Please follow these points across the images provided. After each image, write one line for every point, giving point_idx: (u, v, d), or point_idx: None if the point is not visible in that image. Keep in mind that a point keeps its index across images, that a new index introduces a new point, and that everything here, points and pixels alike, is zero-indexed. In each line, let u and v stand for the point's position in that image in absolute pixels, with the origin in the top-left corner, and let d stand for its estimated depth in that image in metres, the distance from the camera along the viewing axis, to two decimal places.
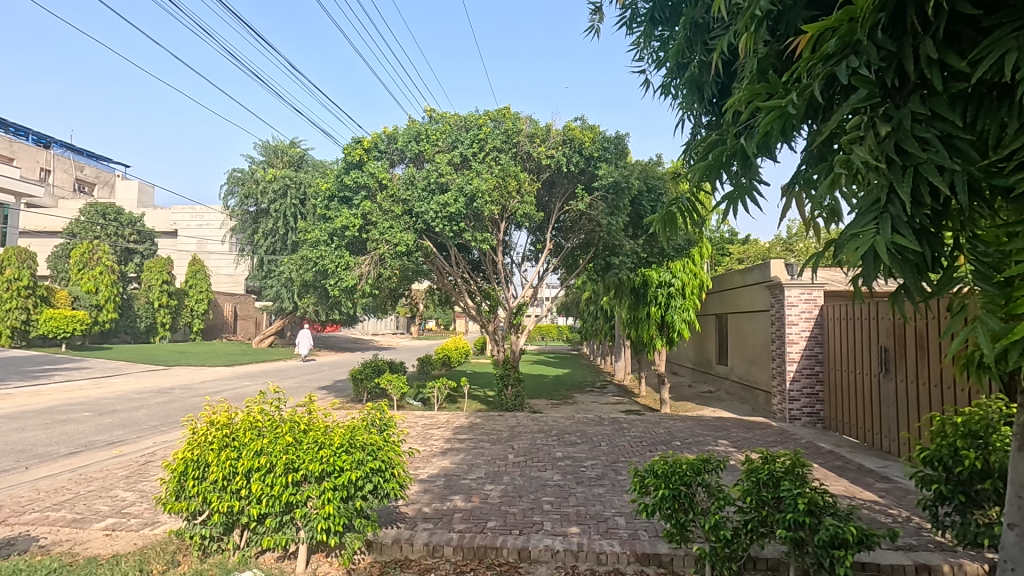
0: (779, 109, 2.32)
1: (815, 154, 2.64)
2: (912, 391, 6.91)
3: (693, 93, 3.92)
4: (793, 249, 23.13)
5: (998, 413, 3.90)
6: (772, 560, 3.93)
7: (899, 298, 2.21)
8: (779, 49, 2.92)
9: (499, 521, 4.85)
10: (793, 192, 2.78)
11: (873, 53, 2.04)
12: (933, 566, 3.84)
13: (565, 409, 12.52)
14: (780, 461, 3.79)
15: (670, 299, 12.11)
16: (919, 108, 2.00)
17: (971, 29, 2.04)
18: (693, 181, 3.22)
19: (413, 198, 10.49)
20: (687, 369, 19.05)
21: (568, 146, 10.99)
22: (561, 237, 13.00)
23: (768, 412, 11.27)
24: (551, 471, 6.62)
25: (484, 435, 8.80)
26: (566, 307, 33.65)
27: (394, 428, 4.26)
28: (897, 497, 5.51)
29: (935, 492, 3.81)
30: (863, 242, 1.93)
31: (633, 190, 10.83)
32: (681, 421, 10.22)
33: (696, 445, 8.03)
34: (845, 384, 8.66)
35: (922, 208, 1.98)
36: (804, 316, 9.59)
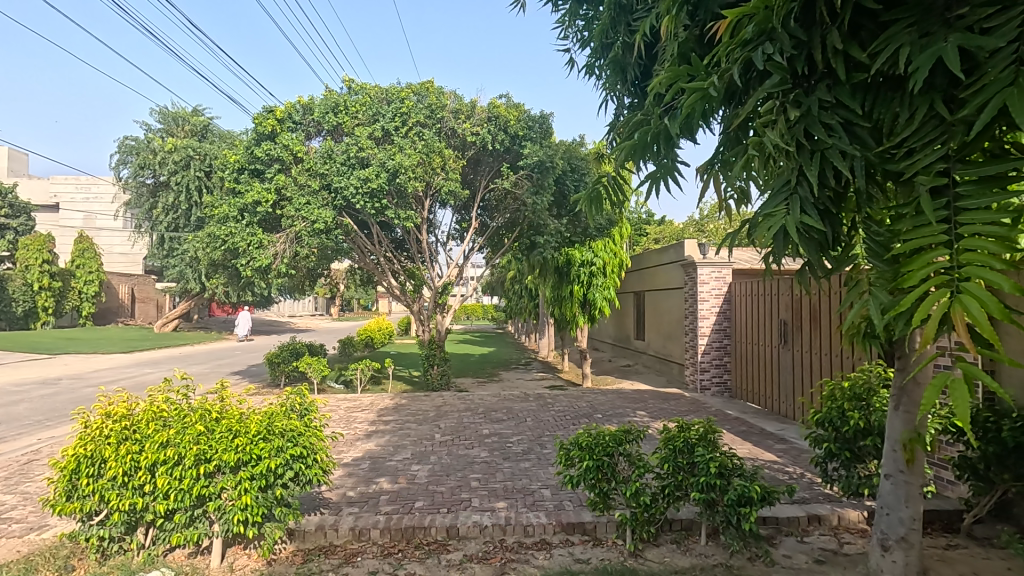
0: (702, 91, 2.41)
1: (731, 138, 2.76)
2: (807, 360, 7.59)
3: (617, 74, 4.00)
4: (705, 230, 24.57)
5: (878, 377, 4.36)
6: (686, 520, 4.15)
7: (803, 274, 2.37)
8: (698, 34, 2.99)
9: (427, 501, 4.83)
10: (710, 173, 2.90)
11: (786, 40, 2.14)
12: (822, 516, 4.26)
13: (491, 387, 12.65)
14: (694, 428, 4.04)
15: (592, 278, 12.39)
16: (825, 95, 2.13)
17: (872, 23, 2.16)
18: (617, 160, 3.27)
19: (332, 172, 10.06)
20: (608, 346, 19.78)
21: (493, 123, 10.93)
22: (486, 216, 12.90)
23: (681, 383, 12.00)
24: (479, 448, 6.68)
25: (410, 416, 8.71)
26: (491, 284, 33.89)
27: (316, 412, 4.09)
28: (793, 456, 6.06)
29: (825, 449, 4.21)
30: (775, 222, 2.07)
31: (558, 170, 11.01)
32: (602, 394, 10.64)
33: (616, 417, 8.41)
34: (750, 355, 9.36)
35: (826, 190, 2.13)
36: (714, 293, 10.26)
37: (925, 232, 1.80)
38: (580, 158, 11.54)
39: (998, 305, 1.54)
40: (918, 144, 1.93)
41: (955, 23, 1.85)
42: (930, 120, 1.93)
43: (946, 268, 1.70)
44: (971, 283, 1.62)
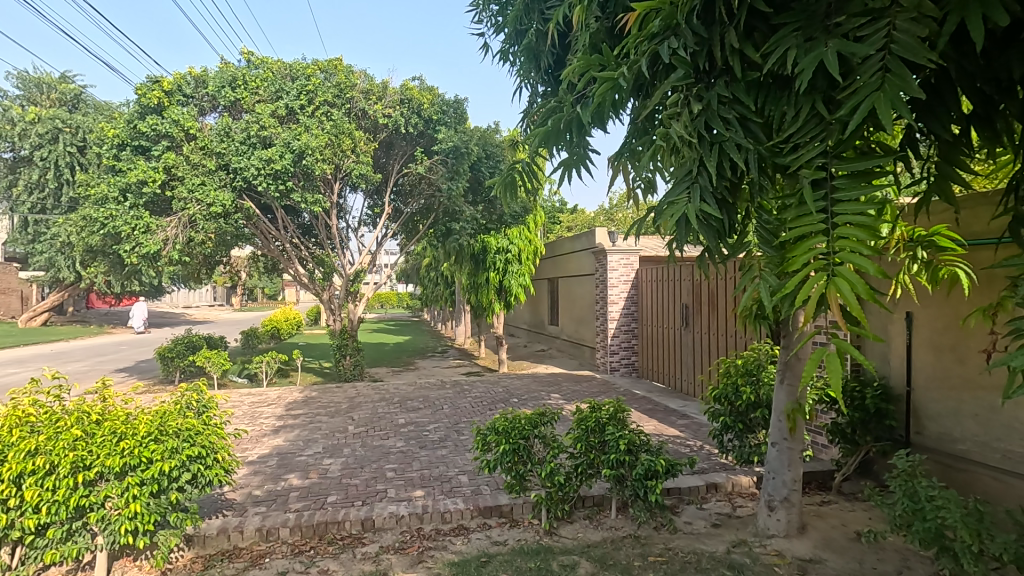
0: (612, 81, 2.48)
1: (639, 128, 2.86)
2: (706, 341, 8.15)
3: (530, 62, 4.03)
4: (614, 219, 25.63)
5: (766, 354, 4.78)
6: (598, 496, 4.32)
7: (702, 260, 2.53)
8: (609, 25, 3.07)
9: (340, 495, 4.68)
10: (619, 163, 3.00)
11: (689, 36, 2.24)
12: (718, 483, 4.62)
13: (406, 376, 12.46)
14: (605, 408, 4.23)
15: (508, 265, 12.43)
16: (723, 91, 2.25)
17: (763, 25, 2.28)
18: (532, 147, 3.29)
19: (230, 152, 9.36)
20: (523, 331, 20.16)
21: (406, 106, 10.66)
22: (400, 201, 12.57)
23: (592, 366, 12.48)
24: (394, 438, 6.57)
25: (321, 408, 8.37)
26: (406, 271, 33.29)
27: (215, 409, 3.85)
28: (694, 430, 6.51)
29: (721, 422, 4.56)
30: (677, 209, 2.19)
31: (472, 156, 10.98)
32: (517, 379, 10.82)
33: (531, 401, 8.59)
34: (655, 337, 9.89)
35: (723, 180, 2.27)
36: (622, 279, 10.76)
37: (806, 221, 1.96)
38: (495, 145, 11.54)
39: (866, 288, 1.71)
40: (802, 139, 2.09)
41: (833, 30, 2.00)
42: (812, 118, 2.10)
43: (823, 253, 1.86)
44: (844, 266, 1.78)
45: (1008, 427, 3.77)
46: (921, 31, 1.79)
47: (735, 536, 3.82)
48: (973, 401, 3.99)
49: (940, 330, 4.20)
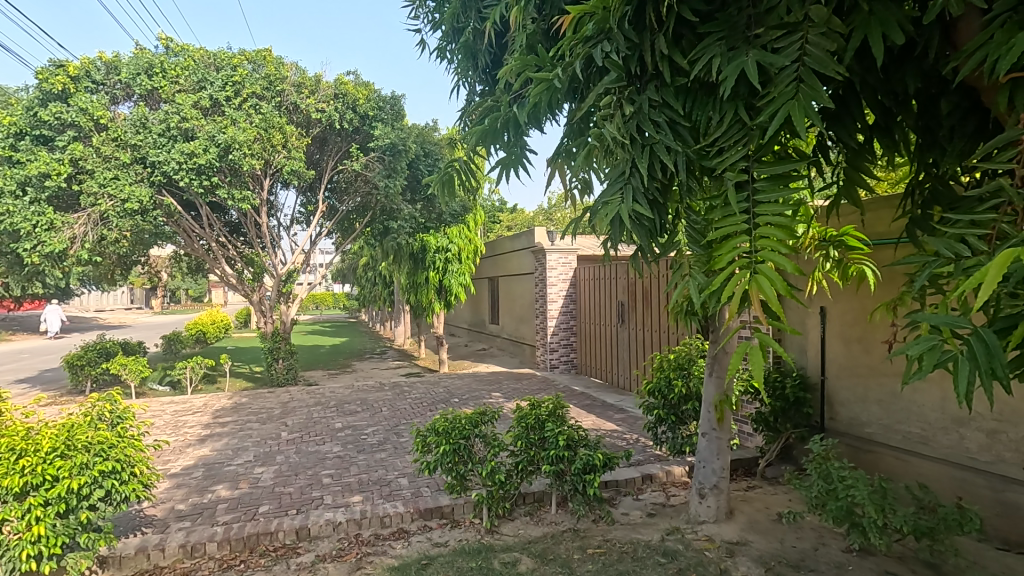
0: (547, 81, 2.51)
1: (575, 130, 2.91)
2: (640, 337, 8.42)
3: (467, 60, 4.01)
4: (553, 218, 26.04)
5: (696, 348, 5.00)
6: (538, 492, 4.38)
7: (636, 258, 2.60)
8: (545, 27, 3.10)
9: (273, 504, 4.48)
10: (556, 164, 3.04)
11: (621, 41, 2.29)
12: (653, 474, 4.79)
13: (343, 379, 12.12)
14: (545, 405, 4.29)
15: (447, 264, 12.33)
16: (654, 95, 2.32)
17: (690, 33, 2.35)
18: (469, 145, 3.28)
19: (147, 144, 8.75)
20: (463, 330, 20.10)
21: (340, 101, 10.37)
22: (335, 199, 12.19)
23: (533, 364, 12.62)
24: (330, 443, 6.36)
25: (251, 415, 7.98)
26: (343, 271, 32.37)
27: (131, 420, 3.59)
28: (630, 424, 6.71)
29: (655, 415, 4.72)
30: (611, 209, 2.26)
31: (410, 154, 10.83)
32: (458, 379, 10.76)
33: (472, 400, 8.57)
34: (593, 334, 10.12)
35: (654, 181, 2.35)
36: (561, 277, 10.97)
37: (731, 222, 2.06)
38: (433, 143, 11.41)
39: (784, 284, 1.81)
40: (727, 144, 2.20)
41: (754, 41, 2.11)
42: (735, 124, 2.21)
43: (747, 252, 1.95)
44: (765, 265, 1.88)
45: (908, 411, 4.12)
46: (830, 46, 1.92)
47: (668, 524, 3.97)
48: (878, 388, 4.33)
49: (850, 323, 4.54)
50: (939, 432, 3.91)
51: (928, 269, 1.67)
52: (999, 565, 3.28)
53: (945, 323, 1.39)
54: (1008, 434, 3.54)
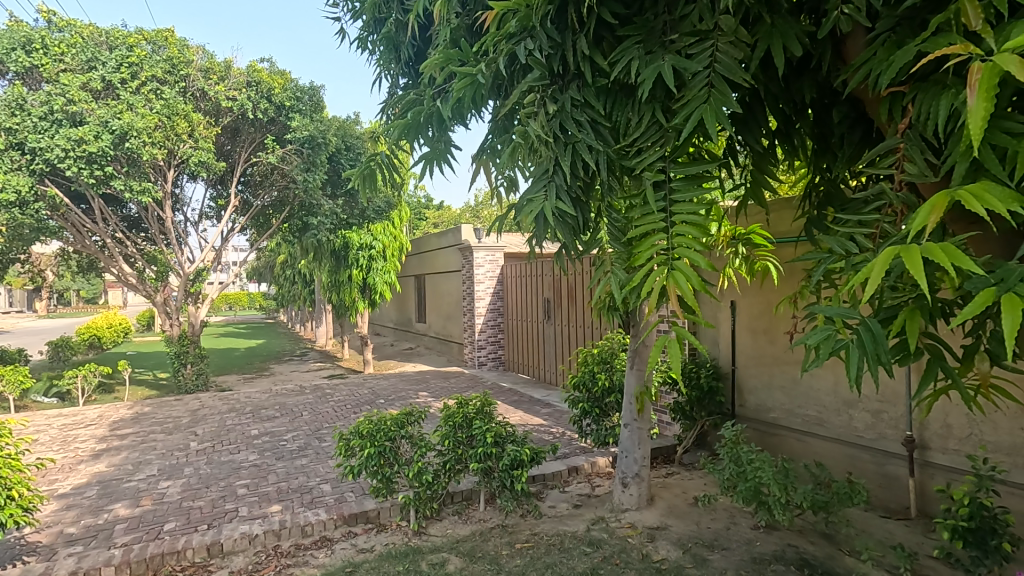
0: (471, 77, 2.49)
1: (499, 127, 2.91)
2: (565, 332, 8.61)
3: (390, 52, 3.90)
4: (479, 216, 26.07)
5: (618, 342, 5.18)
6: (467, 491, 4.35)
7: (560, 255, 2.64)
8: (468, 22, 3.07)
9: (181, 520, 4.17)
10: (481, 160, 3.02)
11: (543, 39, 2.31)
12: (579, 466, 4.92)
13: (260, 383, 11.49)
14: (472, 403, 4.28)
15: (371, 261, 11.94)
16: (575, 95, 2.36)
17: (610, 35, 2.39)
18: (392, 139, 3.20)
19: (27, 129, 7.87)
20: (389, 330, 19.67)
21: (254, 89, 9.83)
22: (249, 193, 11.49)
23: (461, 361, 12.56)
24: (246, 451, 6.01)
25: (155, 425, 7.38)
26: (260, 269, 30.72)
27: (8, 437, 3.20)
28: (556, 418, 6.84)
29: (580, 409, 4.84)
30: (535, 206, 2.28)
31: (330, 147, 10.43)
32: (384, 379, 10.51)
33: (399, 401, 8.40)
34: (520, 331, 10.22)
35: (577, 179, 2.39)
36: (488, 275, 11.00)
37: (649, 220, 2.13)
38: (355, 136, 11.03)
39: (698, 280, 1.89)
40: (645, 144, 2.27)
41: (669, 46, 2.19)
42: (652, 126, 2.29)
43: (665, 249, 2.03)
44: (681, 261, 1.96)
45: (806, 396, 4.48)
46: (738, 54, 2.03)
47: (594, 514, 4.08)
48: (781, 376, 4.68)
49: (756, 315, 4.86)
50: (833, 414, 4.28)
51: (823, 265, 1.81)
52: (883, 531, 3.63)
53: (838, 314, 1.51)
54: (889, 413, 3.94)
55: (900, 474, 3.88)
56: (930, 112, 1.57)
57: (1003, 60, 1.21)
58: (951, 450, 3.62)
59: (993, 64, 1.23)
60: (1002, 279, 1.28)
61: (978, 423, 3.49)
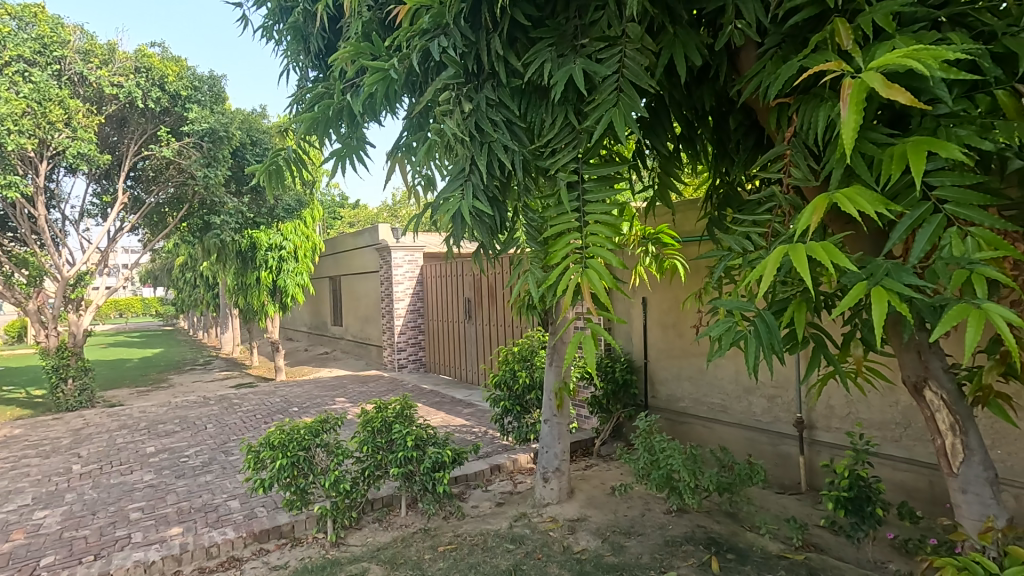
0: (383, 72, 2.43)
1: (415, 124, 2.86)
2: (486, 332, 8.64)
3: (298, 43, 3.72)
4: (397, 215, 25.58)
5: (538, 340, 5.27)
6: (387, 497, 4.24)
7: (477, 255, 2.64)
8: (381, 16, 2.99)
9: (62, 553, 3.74)
10: (396, 158, 2.96)
11: (457, 37, 2.29)
12: (501, 464, 4.95)
13: (157, 396, 10.56)
14: (391, 406, 4.18)
15: (282, 263, 11.19)
16: (491, 94, 2.36)
17: (523, 36, 2.41)
18: (300, 134, 3.04)
19: None
20: (303, 334, 18.80)
21: (144, 76, 9.03)
22: (140, 188, 10.46)
23: (380, 364, 12.25)
24: (141, 471, 5.50)
25: (28, 449, 6.57)
26: (155, 271, 28.27)
27: None
28: (478, 418, 6.85)
29: (502, 407, 4.86)
30: (452, 205, 2.26)
31: (234, 142, 9.79)
32: (298, 386, 10.02)
33: (314, 408, 8.04)
34: (440, 331, 10.14)
35: (493, 178, 2.40)
36: (407, 275, 10.80)
37: (564, 220, 2.18)
38: (261, 131, 10.42)
39: (610, 277, 1.96)
40: (559, 145, 2.32)
41: (580, 50, 2.25)
42: (565, 127, 2.34)
43: (579, 248, 2.08)
44: (595, 260, 2.02)
45: (711, 385, 4.79)
46: (644, 61, 2.12)
47: (516, 510, 4.12)
48: (689, 367, 4.97)
49: (666, 310, 5.13)
50: (734, 401, 4.61)
51: (723, 262, 1.93)
52: (778, 506, 3.96)
53: (737, 307, 1.62)
54: (783, 397, 4.30)
55: (792, 453, 4.25)
56: (811, 121, 1.72)
57: (869, 77, 1.35)
58: (834, 429, 4.01)
59: (861, 80, 1.37)
60: (872, 273, 1.43)
61: (856, 403, 3.89)
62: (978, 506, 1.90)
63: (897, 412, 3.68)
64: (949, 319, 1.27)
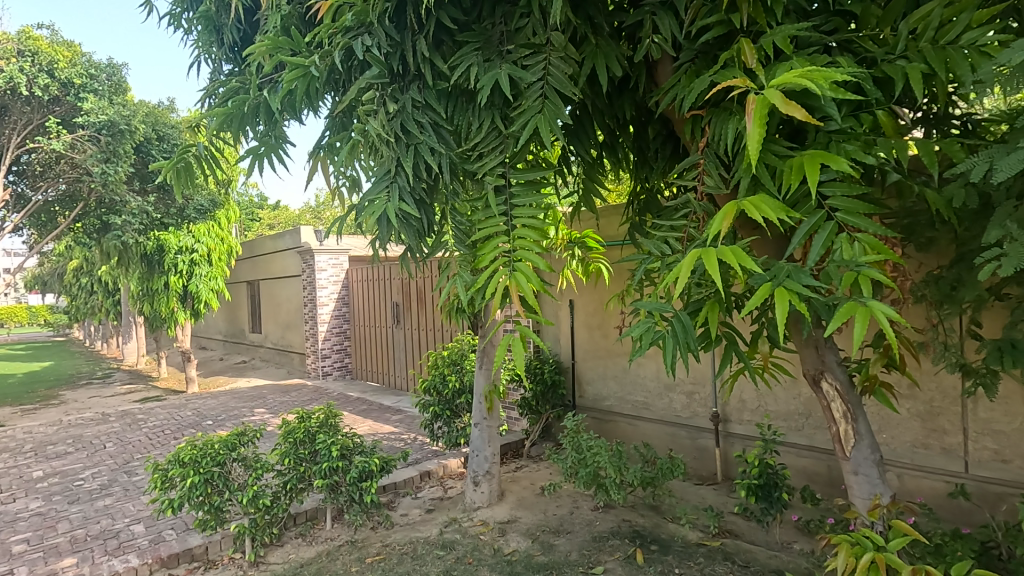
0: (303, 68, 2.34)
1: (338, 123, 2.77)
2: (415, 336, 8.51)
3: (210, 33, 3.50)
4: (321, 218, 24.72)
5: (467, 343, 5.26)
6: (311, 510, 4.06)
7: (404, 258, 2.60)
8: (301, 10, 2.88)
9: None
10: (318, 157, 2.86)
11: (381, 37, 2.25)
12: (431, 470, 4.88)
13: (46, 414, 9.53)
14: (315, 416, 4.03)
15: (193, 267, 10.47)
16: (417, 95, 2.33)
17: (449, 39, 2.41)
18: (211, 129, 2.86)
19: None
20: (217, 343, 17.68)
21: (29, 60, 8.17)
22: (25, 185, 9.44)
23: (303, 372, 11.74)
24: (26, 498, 4.94)
25: None
26: (44, 277, 25.59)
27: None
28: (407, 424, 6.72)
29: (431, 412, 4.80)
30: (377, 207, 2.22)
31: (137, 136, 9.04)
32: (212, 397, 9.39)
33: (231, 420, 7.57)
34: (367, 337, 9.89)
35: (420, 181, 2.38)
36: (332, 280, 10.44)
37: (493, 223, 2.18)
38: (168, 125, 9.68)
39: (537, 280, 1.98)
40: (486, 149, 2.33)
41: (506, 55, 2.27)
42: (492, 131, 2.36)
43: (507, 251, 2.09)
44: (522, 262, 2.04)
45: (634, 383, 4.98)
46: (568, 69, 2.17)
47: (446, 516, 4.08)
48: (613, 367, 5.14)
49: (592, 312, 5.27)
50: (656, 398, 4.81)
51: (644, 265, 2.01)
52: (697, 496, 4.17)
53: (656, 308, 1.69)
54: (700, 393, 4.54)
55: (709, 446, 4.49)
56: (721, 133, 1.84)
57: (770, 94, 1.46)
58: (745, 421, 4.29)
59: (764, 96, 1.48)
60: (775, 275, 1.54)
61: (764, 397, 4.18)
62: (867, 486, 2.10)
63: (800, 403, 3.99)
64: (839, 316, 1.40)
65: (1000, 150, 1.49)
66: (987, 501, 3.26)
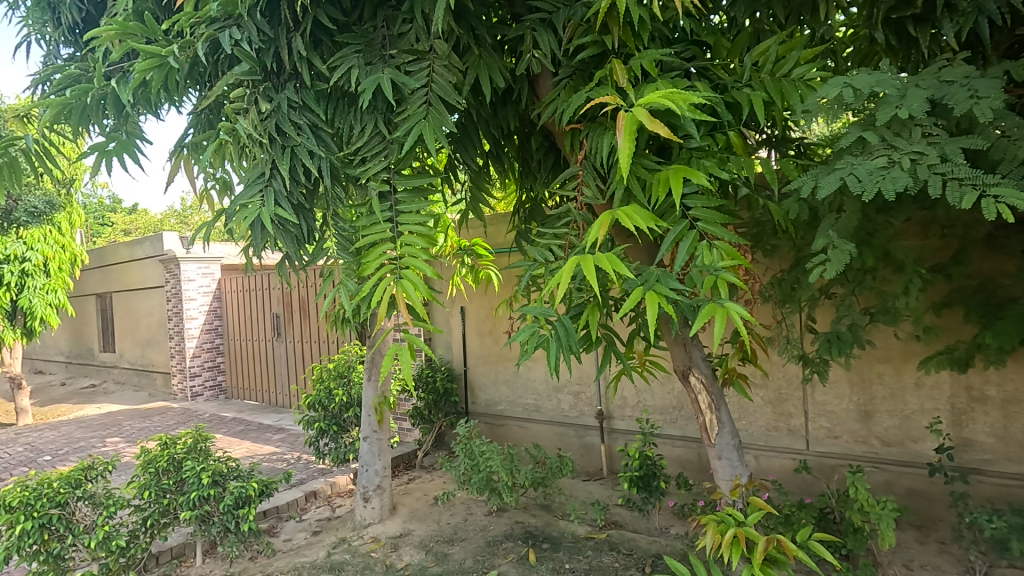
0: (161, 59, 2.13)
1: (203, 121, 2.55)
2: (297, 349, 8.03)
3: (42, 12, 3.06)
4: (189, 223, 22.57)
5: (355, 355, 5.06)
6: (178, 546, 3.65)
7: (282, 266, 2.45)
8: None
9: None
10: (180, 156, 2.60)
11: (252, 31, 2.11)
12: (317, 490, 4.62)
13: None
14: (181, 442, 3.65)
15: (25, 279, 9.02)
16: (293, 96, 2.22)
17: (328, 39, 2.32)
18: (46, 120, 2.50)
19: None
20: (57, 365, 15.37)
21: None
22: None
23: (167, 394, 10.58)
24: None
25: None
26: None
27: None
28: (290, 443, 6.31)
29: (317, 429, 4.55)
30: (250, 212, 2.07)
31: None
32: (51, 429, 8.13)
33: (76, 453, 6.61)
34: (243, 352, 9.15)
35: (297, 185, 2.26)
36: (201, 291, 9.55)
37: (377, 230, 2.13)
38: None
39: (425, 287, 1.96)
40: (368, 154, 2.27)
41: (388, 60, 2.24)
42: (375, 136, 2.30)
43: (393, 259, 2.05)
44: (408, 268, 2.02)
45: (524, 386, 5.10)
46: (452, 77, 2.18)
47: (334, 536, 3.88)
48: (504, 372, 5.22)
49: (482, 319, 5.33)
50: (545, 399, 4.97)
51: (529, 271, 2.06)
52: (585, 492, 4.36)
53: (541, 312, 1.74)
54: (585, 393, 4.76)
55: (594, 442, 4.71)
56: (597, 146, 1.96)
57: (638, 112, 1.58)
58: (627, 417, 4.57)
59: (632, 114, 1.60)
60: (646, 279, 1.67)
61: (643, 393, 4.48)
62: (729, 468, 2.30)
63: (673, 397, 4.33)
64: (702, 317, 1.54)
65: (822, 170, 1.72)
66: (824, 472, 3.76)
